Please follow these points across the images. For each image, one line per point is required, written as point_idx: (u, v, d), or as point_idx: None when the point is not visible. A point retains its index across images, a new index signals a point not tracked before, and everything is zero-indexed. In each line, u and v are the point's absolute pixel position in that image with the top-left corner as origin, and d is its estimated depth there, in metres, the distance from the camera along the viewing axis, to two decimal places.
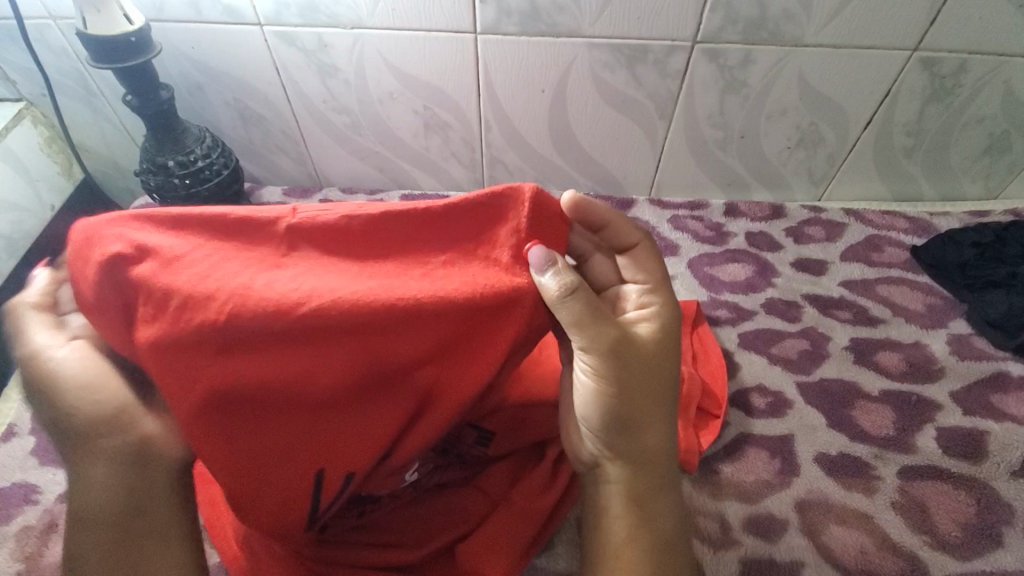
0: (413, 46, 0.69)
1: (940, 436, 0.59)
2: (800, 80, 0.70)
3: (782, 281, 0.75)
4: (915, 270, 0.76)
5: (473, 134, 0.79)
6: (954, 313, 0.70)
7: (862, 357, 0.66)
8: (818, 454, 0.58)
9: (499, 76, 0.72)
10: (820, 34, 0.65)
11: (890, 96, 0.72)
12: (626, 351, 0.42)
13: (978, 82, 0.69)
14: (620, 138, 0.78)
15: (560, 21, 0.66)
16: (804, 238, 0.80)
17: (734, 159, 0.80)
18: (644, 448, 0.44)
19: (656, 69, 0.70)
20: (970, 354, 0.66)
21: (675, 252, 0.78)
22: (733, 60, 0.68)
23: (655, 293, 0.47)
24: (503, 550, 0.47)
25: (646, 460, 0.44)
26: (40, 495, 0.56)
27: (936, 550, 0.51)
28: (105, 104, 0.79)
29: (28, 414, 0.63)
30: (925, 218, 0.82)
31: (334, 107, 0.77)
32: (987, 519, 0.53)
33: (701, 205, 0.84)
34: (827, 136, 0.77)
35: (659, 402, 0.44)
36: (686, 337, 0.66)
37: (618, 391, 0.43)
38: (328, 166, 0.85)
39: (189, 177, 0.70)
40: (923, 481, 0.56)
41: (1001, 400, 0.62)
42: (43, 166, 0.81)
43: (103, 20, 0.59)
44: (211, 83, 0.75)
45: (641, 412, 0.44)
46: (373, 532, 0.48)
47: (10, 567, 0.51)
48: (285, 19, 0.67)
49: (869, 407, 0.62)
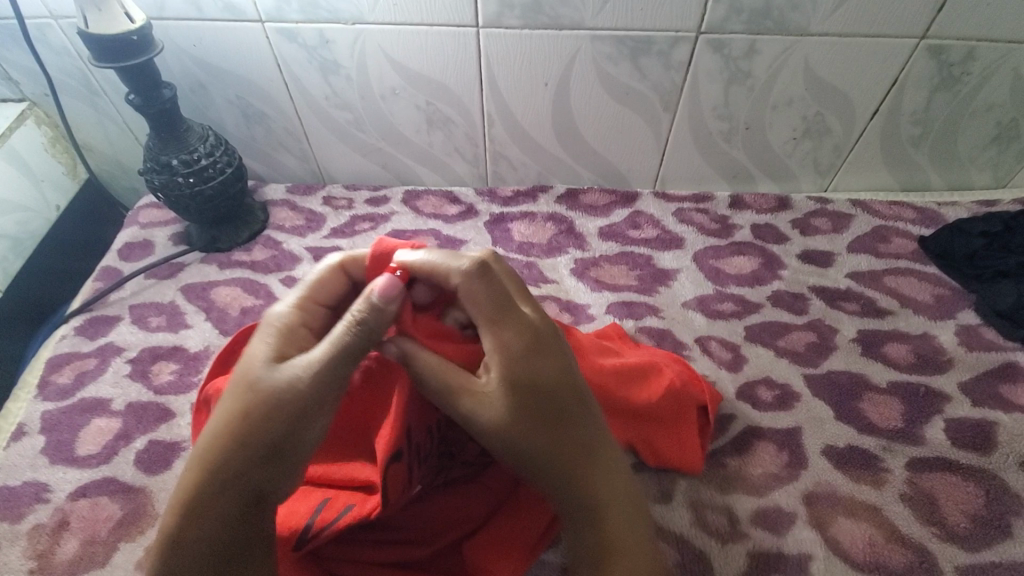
0: (415, 41, 0.69)
1: (949, 428, 0.59)
2: (805, 70, 0.69)
3: (788, 273, 0.74)
4: (923, 261, 0.75)
5: (476, 129, 0.79)
6: (963, 304, 0.70)
7: (870, 349, 0.66)
8: (826, 447, 0.58)
9: (502, 71, 0.71)
10: (825, 23, 0.65)
11: (897, 85, 0.71)
12: (517, 426, 0.44)
13: (986, 70, 0.69)
14: (623, 131, 0.78)
15: (562, 13, 0.65)
16: (810, 229, 0.79)
17: (739, 151, 0.80)
18: (569, 471, 0.44)
19: (660, 61, 0.69)
20: (979, 345, 0.66)
21: (680, 244, 0.78)
22: (738, 50, 0.68)
23: (501, 331, 0.44)
24: (518, 544, 0.48)
25: (589, 474, 0.45)
26: (50, 494, 0.56)
27: (945, 541, 0.51)
28: (108, 103, 0.79)
29: (37, 414, 0.63)
30: (933, 209, 0.81)
31: (336, 103, 0.76)
32: (996, 510, 0.53)
33: (705, 198, 0.83)
34: (832, 126, 0.76)
35: (559, 415, 0.45)
36: (638, 349, 0.61)
37: (540, 455, 0.44)
38: (331, 162, 0.85)
39: (193, 176, 0.70)
40: (932, 474, 0.56)
41: (1010, 391, 0.61)
42: (48, 166, 0.81)
43: (105, 18, 0.58)
44: (214, 81, 0.75)
45: (516, 450, 0.44)
46: (380, 528, 0.49)
47: (23, 565, 0.52)
48: (287, 16, 0.67)
49: (877, 400, 0.62)
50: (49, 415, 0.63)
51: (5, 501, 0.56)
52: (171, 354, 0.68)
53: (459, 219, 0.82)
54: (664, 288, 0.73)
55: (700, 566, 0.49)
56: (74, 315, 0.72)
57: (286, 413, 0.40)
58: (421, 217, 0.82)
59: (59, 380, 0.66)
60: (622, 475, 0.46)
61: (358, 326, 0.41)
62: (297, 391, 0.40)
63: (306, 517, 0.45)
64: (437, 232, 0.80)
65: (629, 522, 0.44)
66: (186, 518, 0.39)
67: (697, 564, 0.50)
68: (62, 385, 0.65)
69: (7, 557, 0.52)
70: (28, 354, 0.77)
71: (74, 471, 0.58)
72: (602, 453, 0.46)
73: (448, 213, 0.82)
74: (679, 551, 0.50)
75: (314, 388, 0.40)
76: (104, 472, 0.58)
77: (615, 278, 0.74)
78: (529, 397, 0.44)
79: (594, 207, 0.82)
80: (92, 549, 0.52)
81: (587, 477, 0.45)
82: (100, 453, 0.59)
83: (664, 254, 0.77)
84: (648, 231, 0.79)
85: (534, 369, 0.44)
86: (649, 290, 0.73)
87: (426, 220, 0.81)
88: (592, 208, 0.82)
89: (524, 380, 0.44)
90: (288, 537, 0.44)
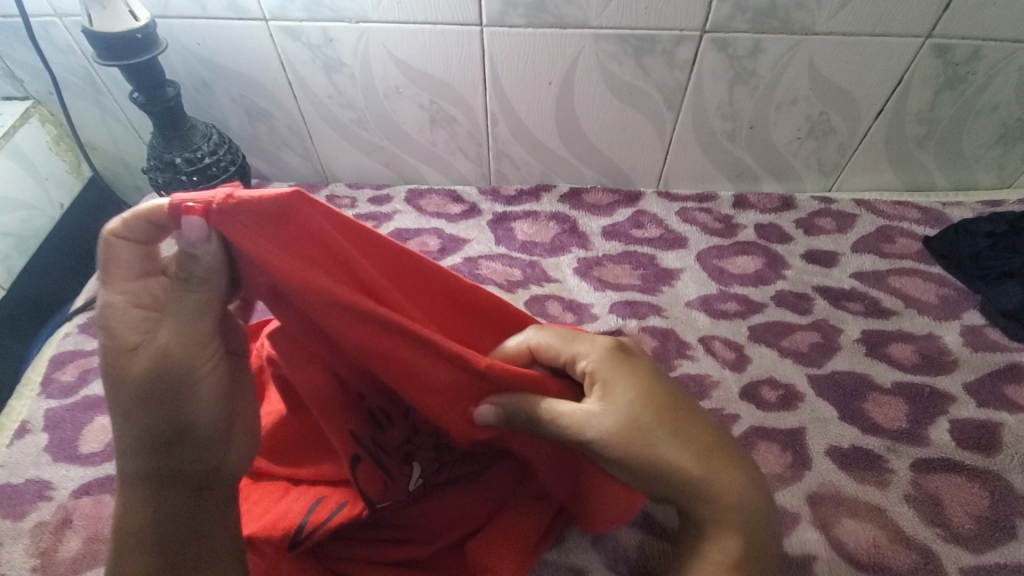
0: (419, 39, 0.69)
1: (954, 428, 0.59)
2: (810, 69, 0.69)
3: (792, 273, 0.74)
4: (928, 261, 0.74)
5: (480, 128, 0.79)
6: (967, 304, 0.69)
7: (874, 349, 0.66)
8: (829, 448, 0.58)
9: (505, 70, 0.71)
10: (830, 22, 0.64)
11: (902, 84, 0.70)
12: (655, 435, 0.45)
13: (992, 70, 0.68)
14: (627, 130, 0.77)
15: (567, 12, 0.65)
16: (814, 229, 0.79)
17: (743, 150, 0.79)
18: (699, 474, 0.45)
19: (664, 60, 0.69)
20: (983, 346, 0.65)
21: (683, 244, 0.77)
22: (742, 49, 0.67)
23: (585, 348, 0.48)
24: (516, 545, 0.48)
25: (697, 491, 0.46)
26: (53, 491, 0.56)
27: (949, 542, 0.52)
28: (112, 102, 0.79)
29: (40, 411, 0.63)
30: (937, 209, 0.80)
31: (340, 102, 0.76)
32: (1001, 511, 0.53)
33: (709, 198, 0.83)
34: (837, 125, 0.76)
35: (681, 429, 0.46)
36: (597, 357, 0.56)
37: (685, 461, 0.45)
38: (334, 160, 0.85)
39: (196, 174, 0.70)
40: (936, 475, 0.56)
41: (1016, 391, 0.61)
42: (52, 164, 0.82)
43: (109, 16, 0.58)
44: (217, 79, 0.75)
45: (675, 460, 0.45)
46: (382, 527, 0.49)
47: (26, 563, 0.52)
48: (291, 14, 0.67)
49: (881, 400, 0.61)
50: (52, 413, 0.63)
51: (8, 498, 0.56)
52: None
53: (462, 218, 0.82)
54: (667, 288, 0.73)
55: None
56: (77, 313, 0.72)
57: (161, 394, 0.38)
58: (424, 216, 0.82)
59: (62, 378, 0.66)
60: (745, 476, 0.47)
61: (180, 277, 0.36)
62: (159, 369, 0.37)
63: (299, 516, 0.45)
64: (439, 231, 0.80)
65: (746, 521, 0.46)
66: (128, 520, 0.40)
67: None
68: (66, 383, 0.65)
69: (10, 555, 0.52)
70: (31, 351, 0.77)
71: (76, 469, 0.58)
72: (724, 456, 0.47)
73: (451, 212, 0.82)
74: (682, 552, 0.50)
75: (168, 363, 0.37)
76: (106, 470, 0.58)
77: (618, 278, 0.74)
78: (657, 407, 0.46)
79: (597, 207, 0.82)
80: (95, 547, 0.53)
81: (717, 475, 0.46)
82: (103, 450, 0.59)
83: (667, 253, 0.77)
84: (651, 230, 0.79)
85: (632, 378, 0.47)
86: (653, 290, 0.72)
87: (429, 219, 0.81)
88: (595, 207, 0.82)
89: (640, 393, 0.46)
90: (281, 539, 0.44)
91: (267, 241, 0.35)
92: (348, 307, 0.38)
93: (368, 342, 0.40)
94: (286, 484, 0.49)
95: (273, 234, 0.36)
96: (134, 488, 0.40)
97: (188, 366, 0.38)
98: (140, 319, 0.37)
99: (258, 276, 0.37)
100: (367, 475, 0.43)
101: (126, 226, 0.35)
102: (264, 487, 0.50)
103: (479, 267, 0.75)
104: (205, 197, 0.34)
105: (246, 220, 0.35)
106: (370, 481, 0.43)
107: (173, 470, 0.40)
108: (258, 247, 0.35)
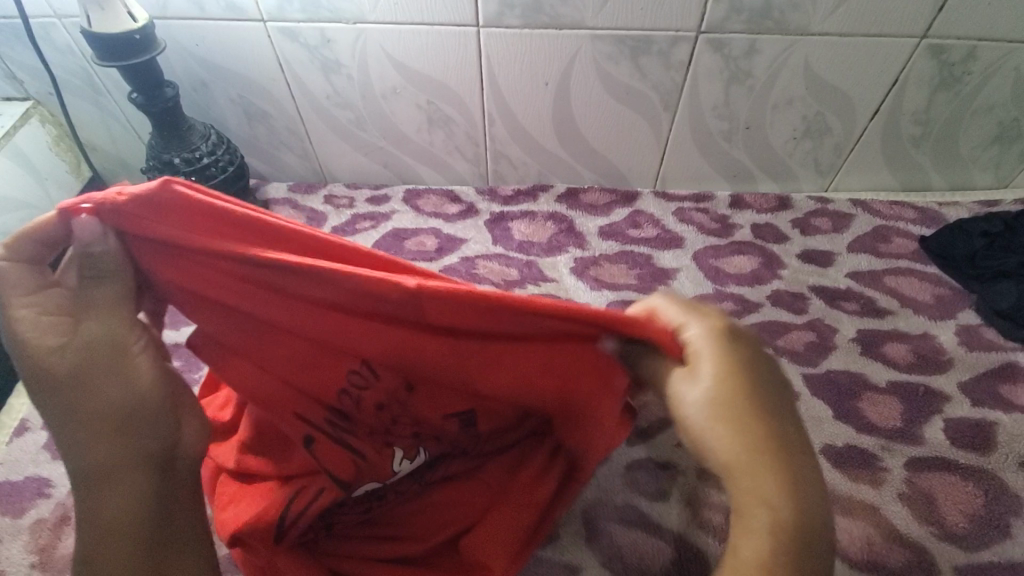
0: (416, 40, 0.69)
1: (949, 427, 0.59)
2: (805, 69, 0.69)
3: (788, 273, 0.74)
4: (923, 261, 0.75)
5: (477, 128, 0.79)
6: (963, 304, 0.70)
7: (869, 348, 0.66)
8: (824, 446, 0.58)
9: (502, 70, 0.72)
10: (825, 23, 0.65)
11: (898, 84, 0.71)
12: (713, 412, 0.37)
13: (987, 70, 0.69)
14: (623, 130, 0.78)
15: (563, 13, 0.66)
16: (810, 229, 0.79)
17: (740, 150, 0.79)
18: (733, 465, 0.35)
19: (660, 61, 0.69)
20: (979, 345, 0.66)
21: (680, 244, 0.78)
22: (738, 50, 0.68)
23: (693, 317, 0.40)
24: (508, 539, 0.48)
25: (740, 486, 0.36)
26: (52, 489, 0.57)
27: (943, 541, 0.52)
28: (111, 102, 0.80)
29: (40, 410, 0.64)
30: (933, 209, 0.80)
31: (338, 103, 0.77)
32: (995, 510, 0.53)
33: (705, 198, 0.83)
34: (833, 126, 0.76)
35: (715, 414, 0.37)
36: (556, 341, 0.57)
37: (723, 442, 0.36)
38: (332, 161, 0.85)
39: (195, 175, 0.71)
40: (930, 473, 0.56)
41: (1010, 390, 0.61)
42: (52, 164, 0.82)
43: (108, 17, 0.59)
44: (216, 80, 0.76)
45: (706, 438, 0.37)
46: (379, 525, 0.50)
47: (25, 559, 0.52)
48: (288, 15, 0.67)
49: (876, 399, 0.62)
50: None
51: (7, 496, 0.56)
52: (173, 350, 0.68)
53: (459, 218, 0.82)
54: (664, 288, 0.73)
55: (698, 565, 0.50)
56: None
57: (105, 377, 0.39)
58: (421, 216, 0.82)
59: None
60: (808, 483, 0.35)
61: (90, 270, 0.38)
62: (88, 351, 0.39)
63: (280, 507, 0.45)
64: (437, 231, 0.80)
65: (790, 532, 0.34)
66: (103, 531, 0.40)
67: (696, 563, 0.50)
68: None
69: (9, 551, 0.53)
70: None
71: None
72: (789, 454, 0.36)
73: (448, 212, 0.82)
74: (676, 550, 0.51)
75: (102, 343, 0.39)
76: None
77: (615, 277, 0.74)
78: (731, 382, 0.37)
79: (594, 207, 0.82)
80: None
81: (764, 473, 0.35)
82: None
83: (663, 253, 0.77)
84: (648, 230, 0.79)
85: (721, 354, 0.38)
86: (649, 289, 0.73)
87: (427, 219, 0.82)
88: (592, 207, 0.82)
89: (716, 366, 0.38)
90: (267, 527, 0.44)
91: (165, 226, 0.36)
92: (272, 272, 0.37)
93: (308, 321, 0.40)
94: (275, 482, 0.47)
95: (171, 218, 0.36)
96: (101, 486, 0.40)
97: (121, 338, 0.40)
98: (56, 325, 0.39)
99: (174, 265, 0.38)
100: (331, 453, 0.44)
101: (12, 248, 0.38)
102: (252, 487, 0.48)
103: (476, 267, 0.75)
104: (94, 198, 0.36)
105: (135, 211, 0.36)
106: (339, 462, 0.44)
107: (127, 455, 0.40)
108: (181, 259, 0.38)
